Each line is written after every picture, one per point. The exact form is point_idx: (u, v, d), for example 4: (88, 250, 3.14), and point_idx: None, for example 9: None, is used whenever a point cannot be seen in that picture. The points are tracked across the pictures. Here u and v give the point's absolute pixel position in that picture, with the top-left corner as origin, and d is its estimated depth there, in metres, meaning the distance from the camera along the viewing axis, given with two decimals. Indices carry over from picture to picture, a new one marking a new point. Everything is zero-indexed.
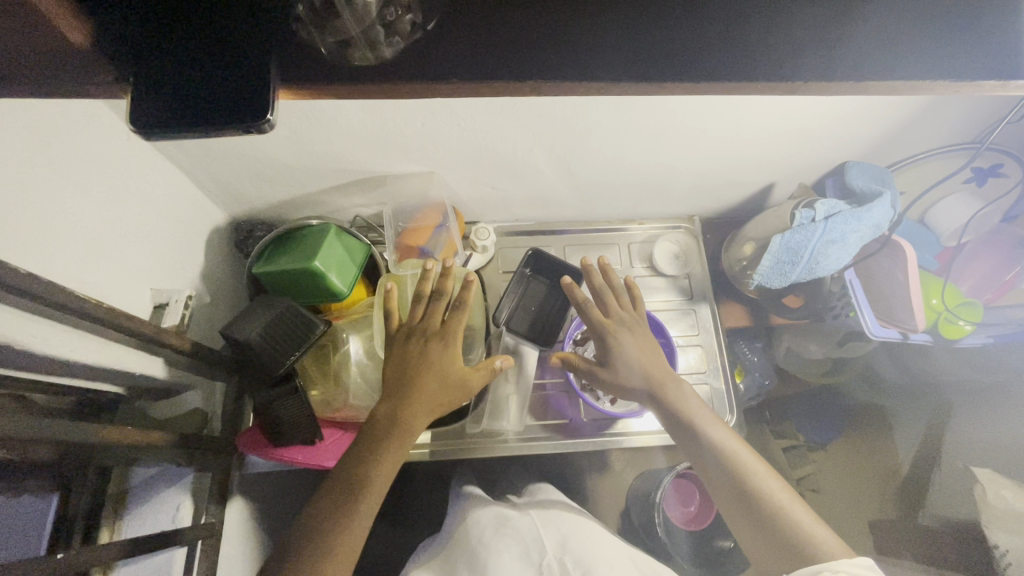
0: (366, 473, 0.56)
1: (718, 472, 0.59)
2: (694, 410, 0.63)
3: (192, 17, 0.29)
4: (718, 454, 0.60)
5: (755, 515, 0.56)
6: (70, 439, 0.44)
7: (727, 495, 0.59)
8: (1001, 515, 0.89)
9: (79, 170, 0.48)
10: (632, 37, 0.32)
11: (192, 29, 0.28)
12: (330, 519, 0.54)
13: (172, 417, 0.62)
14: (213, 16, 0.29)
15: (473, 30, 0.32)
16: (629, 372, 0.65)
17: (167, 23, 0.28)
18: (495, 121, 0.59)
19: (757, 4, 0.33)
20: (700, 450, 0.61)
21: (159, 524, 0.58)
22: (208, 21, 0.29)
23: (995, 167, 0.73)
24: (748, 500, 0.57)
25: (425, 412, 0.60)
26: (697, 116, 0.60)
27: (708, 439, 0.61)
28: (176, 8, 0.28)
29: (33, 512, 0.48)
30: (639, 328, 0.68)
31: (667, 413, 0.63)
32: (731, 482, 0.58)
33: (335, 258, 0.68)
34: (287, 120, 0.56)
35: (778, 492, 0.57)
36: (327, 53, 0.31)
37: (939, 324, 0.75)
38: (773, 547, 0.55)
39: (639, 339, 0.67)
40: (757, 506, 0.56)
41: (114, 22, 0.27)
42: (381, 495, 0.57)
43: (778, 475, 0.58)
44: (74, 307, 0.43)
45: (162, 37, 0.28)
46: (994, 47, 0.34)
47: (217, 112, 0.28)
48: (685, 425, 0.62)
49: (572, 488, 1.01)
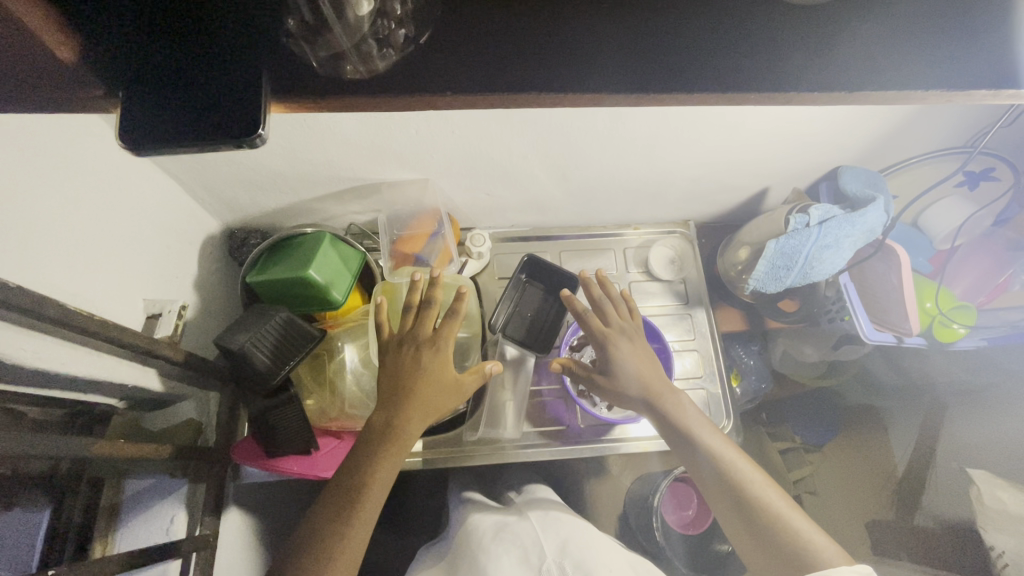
0: (363, 485, 0.55)
1: (715, 479, 0.59)
2: (692, 420, 0.63)
3: (194, 40, 0.29)
4: (714, 461, 0.60)
5: (752, 521, 0.56)
6: (62, 453, 0.43)
7: (725, 504, 0.58)
8: (997, 516, 0.90)
9: (71, 180, 0.48)
10: (626, 50, 0.32)
11: (192, 50, 0.29)
12: (329, 530, 0.54)
13: (167, 428, 0.62)
14: (215, 39, 0.29)
15: (465, 46, 0.32)
16: (626, 381, 0.65)
17: (167, 43, 0.28)
18: (489, 129, 0.59)
19: (747, 19, 0.34)
20: (696, 459, 0.61)
21: (152, 537, 0.58)
22: (208, 43, 0.29)
23: (987, 172, 0.74)
24: (746, 508, 0.57)
25: (420, 420, 0.59)
26: (690, 124, 0.60)
27: (705, 445, 0.61)
28: (168, 22, 0.29)
29: (28, 522, 0.48)
30: (637, 337, 0.68)
31: (663, 422, 0.63)
32: (729, 491, 0.58)
33: (329, 266, 0.67)
34: (281, 129, 0.56)
35: (777, 500, 0.57)
36: (319, 68, 0.31)
37: (935, 327, 0.75)
38: (771, 554, 0.54)
39: (637, 347, 0.67)
40: (756, 514, 0.56)
41: (101, 37, 0.27)
42: (378, 506, 0.56)
43: (775, 483, 0.58)
44: (68, 321, 0.42)
45: (159, 57, 0.28)
46: (985, 59, 0.34)
47: (209, 127, 0.28)
48: (682, 432, 0.62)
49: (570, 493, 1.01)
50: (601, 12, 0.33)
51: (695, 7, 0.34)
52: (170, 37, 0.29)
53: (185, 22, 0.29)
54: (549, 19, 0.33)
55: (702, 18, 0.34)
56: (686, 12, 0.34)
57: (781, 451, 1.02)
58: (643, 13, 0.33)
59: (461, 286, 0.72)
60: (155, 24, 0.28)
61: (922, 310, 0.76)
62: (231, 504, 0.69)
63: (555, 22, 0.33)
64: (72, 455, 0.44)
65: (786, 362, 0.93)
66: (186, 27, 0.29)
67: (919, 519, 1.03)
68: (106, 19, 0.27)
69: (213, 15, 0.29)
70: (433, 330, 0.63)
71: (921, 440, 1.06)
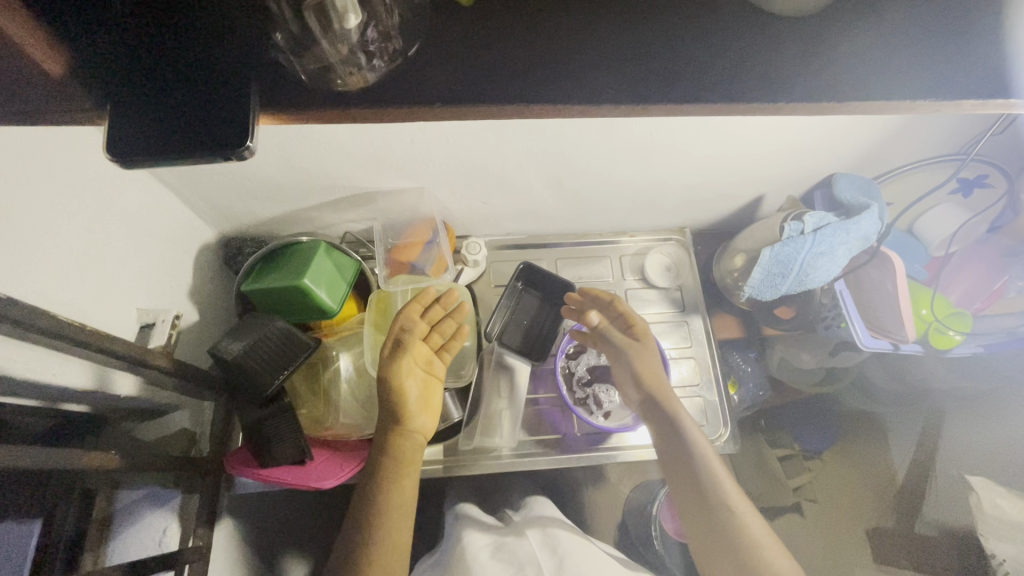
0: (380, 496, 0.57)
1: (688, 477, 0.59)
2: (686, 422, 0.63)
3: (188, 66, 0.32)
4: (693, 460, 0.60)
5: (716, 523, 0.56)
6: (51, 466, 0.42)
7: (698, 509, 0.58)
8: (994, 522, 0.90)
9: (64, 191, 0.47)
10: (618, 67, 0.35)
11: (183, 74, 0.31)
12: (349, 539, 0.56)
13: (159, 439, 0.61)
14: (206, 65, 0.32)
15: (468, 78, 0.35)
16: (632, 387, 0.68)
17: (161, 71, 0.31)
18: (485, 139, 0.59)
19: (733, 40, 0.36)
20: (681, 459, 0.60)
21: (145, 549, 0.57)
22: (201, 70, 0.32)
23: (980, 179, 0.74)
24: (719, 518, 0.56)
25: (393, 421, 0.61)
26: (684, 134, 0.61)
27: (687, 443, 0.61)
28: (169, 49, 0.32)
29: (16, 538, 0.44)
30: (649, 344, 0.68)
31: (656, 419, 0.64)
32: (705, 497, 0.58)
33: (324, 276, 0.67)
34: (276, 139, 0.56)
35: (746, 511, 0.56)
36: (307, 78, 0.34)
37: (930, 334, 0.75)
38: (727, 559, 0.54)
39: (649, 353, 0.68)
40: (722, 521, 0.56)
41: (101, 64, 0.30)
42: (405, 517, 0.58)
43: (749, 499, 0.57)
44: (58, 331, 0.42)
45: (155, 80, 0.31)
46: (971, 71, 0.35)
47: (201, 142, 0.30)
48: (670, 427, 0.63)
49: (568, 502, 1.00)
50: (595, 39, 0.36)
51: (680, 30, 0.36)
52: (165, 64, 0.32)
53: (180, 51, 0.32)
54: (546, 44, 0.35)
55: (692, 40, 0.36)
56: (674, 35, 0.36)
57: (779, 458, 1.02)
58: (633, 40, 0.36)
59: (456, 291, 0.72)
60: (155, 52, 0.32)
61: (917, 316, 0.76)
62: (223, 515, 0.68)
63: (555, 43, 0.35)
64: (62, 467, 0.43)
65: (784, 369, 0.91)
66: (180, 55, 0.32)
67: (919, 527, 1.02)
68: (104, 45, 0.31)
69: (210, 45, 0.32)
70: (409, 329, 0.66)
71: (921, 444, 1.06)
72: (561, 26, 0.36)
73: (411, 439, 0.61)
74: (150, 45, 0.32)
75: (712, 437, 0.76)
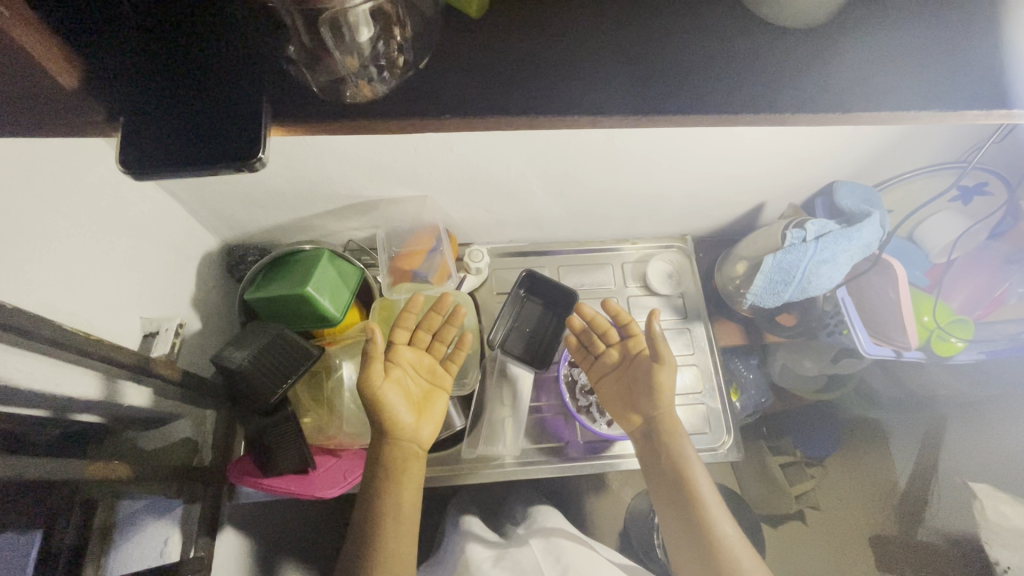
0: (381, 511, 0.57)
1: (667, 482, 0.60)
2: (669, 428, 0.63)
3: (202, 81, 0.32)
4: (673, 467, 0.61)
5: (692, 528, 0.57)
6: (55, 477, 0.42)
7: (670, 511, 0.59)
8: (1000, 531, 0.89)
9: (68, 201, 0.48)
10: (625, 78, 0.35)
11: (198, 89, 0.32)
12: (357, 553, 0.56)
13: (161, 450, 0.60)
14: (219, 79, 0.33)
15: (479, 89, 0.35)
16: (644, 400, 0.65)
17: (174, 86, 0.32)
18: (489, 149, 0.60)
19: (738, 52, 0.36)
20: (658, 462, 0.62)
21: (145, 560, 0.56)
22: (212, 81, 0.32)
23: (981, 186, 0.75)
24: (691, 521, 0.57)
25: (384, 431, 0.60)
26: (686, 143, 0.61)
27: (667, 450, 0.62)
28: (181, 61, 0.33)
29: (18, 547, 0.44)
30: (666, 359, 0.64)
31: (643, 428, 0.65)
32: (679, 501, 0.59)
33: (326, 283, 0.67)
34: (281, 148, 0.56)
35: (722, 519, 0.57)
36: (319, 90, 0.34)
37: (932, 342, 0.75)
38: (701, 562, 0.56)
39: (668, 371, 0.64)
40: (697, 527, 0.57)
41: (116, 80, 0.31)
42: (411, 531, 0.58)
43: (727, 506, 0.58)
44: (67, 342, 0.42)
45: (171, 96, 0.32)
46: (972, 80, 0.35)
47: (212, 154, 0.31)
48: (652, 435, 0.64)
49: (571, 510, 1.00)
50: (602, 51, 0.36)
51: (688, 45, 0.36)
52: (178, 80, 0.32)
53: (193, 67, 0.33)
54: (553, 57, 0.36)
55: (698, 51, 0.36)
56: (681, 49, 0.36)
57: (781, 465, 1.02)
58: (640, 52, 0.36)
59: (445, 295, 0.69)
60: (169, 68, 0.32)
61: (919, 324, 0.76)
62: (225, 524, 0.68)
63: (562, 54, 0.36)
64: (68, 477, 0.43)
65: (785, 376, 0.92)
66: (193, 72, 0.33)
67: (921, 534, 1.02)
68: (116, 58, 0.31)
69: (222, 56, 0.33)
70: (408, 339, 0.68)
71: (924, 450, 1.06)
72: (570, 38, 0.37)
73: (404, 447, 0.60)
74: (164, 63, 0.33)
75: (716, 445, 0.76)
